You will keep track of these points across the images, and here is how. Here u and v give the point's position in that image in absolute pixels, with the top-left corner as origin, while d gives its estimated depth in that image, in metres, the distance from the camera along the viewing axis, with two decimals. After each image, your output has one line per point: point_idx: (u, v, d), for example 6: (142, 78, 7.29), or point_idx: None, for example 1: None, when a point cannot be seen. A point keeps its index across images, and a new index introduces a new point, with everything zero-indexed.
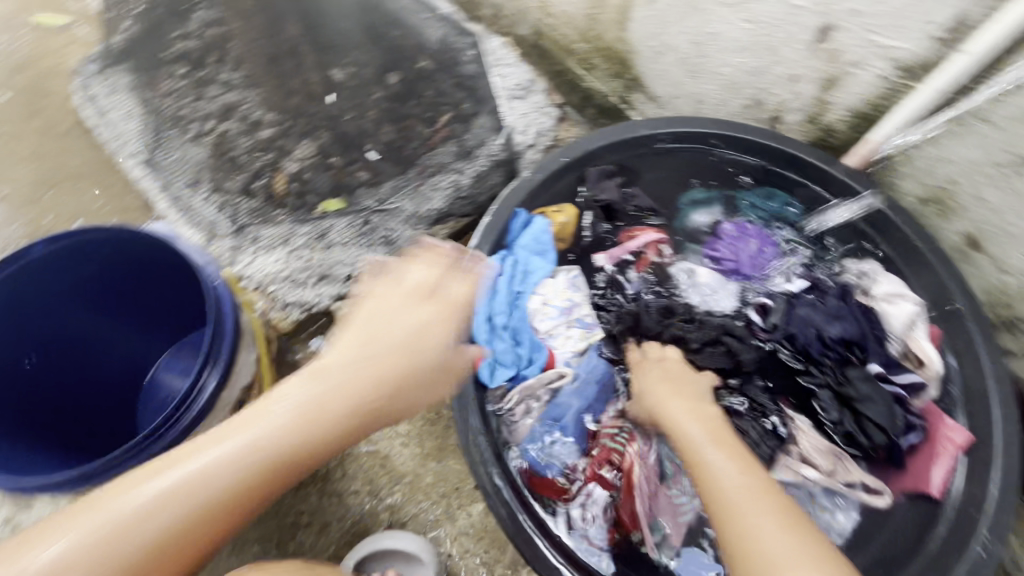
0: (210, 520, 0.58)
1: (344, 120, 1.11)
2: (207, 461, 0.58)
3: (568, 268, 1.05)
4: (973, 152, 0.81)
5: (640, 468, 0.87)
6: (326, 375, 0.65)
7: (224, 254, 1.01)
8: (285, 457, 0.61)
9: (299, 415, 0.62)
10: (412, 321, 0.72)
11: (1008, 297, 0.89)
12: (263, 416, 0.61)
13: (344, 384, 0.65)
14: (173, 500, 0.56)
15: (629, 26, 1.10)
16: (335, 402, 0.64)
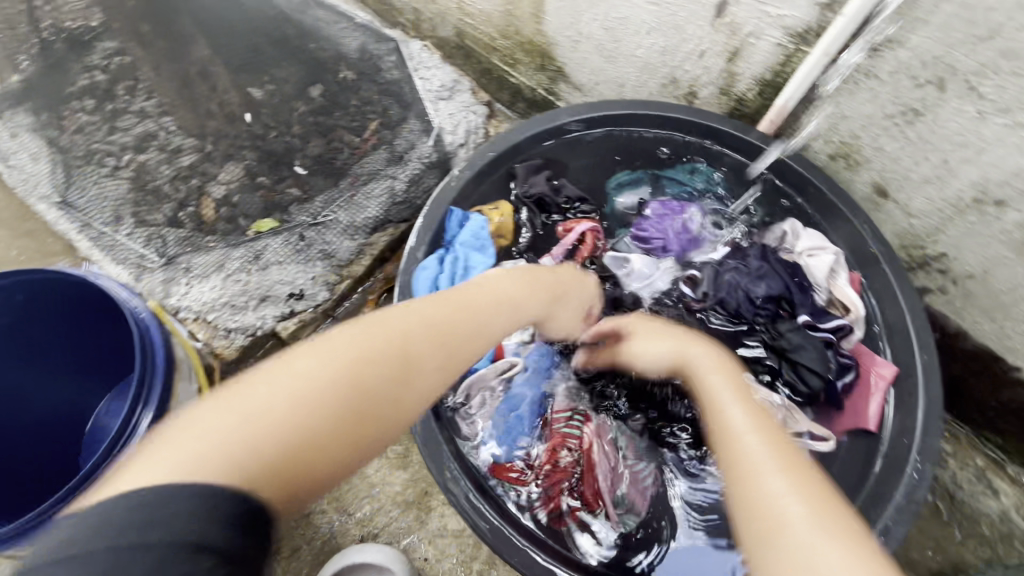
0: (318, 428, 0.45)
1: (270, 138, 1.08)
2: (299, 366, 0.47)
3: (511, 262, 1.05)
4: (868, 107, 0.86)
5: (598, 446, 0.90)
6: (414, 313, 0.57)
7: (156, 288, 0.98)
8: (387, 378, 0.51)
9: (388, 338, 0.52)
10: (516, 290, 0.67)
11: (919, 240, 0.97)
12: (350, 333, 0.51)
13: (432, 320, 0.57)
14: (281, 403, 0.45)
15: (545, 19, 1.13)
16: (423, 334, 0.55)
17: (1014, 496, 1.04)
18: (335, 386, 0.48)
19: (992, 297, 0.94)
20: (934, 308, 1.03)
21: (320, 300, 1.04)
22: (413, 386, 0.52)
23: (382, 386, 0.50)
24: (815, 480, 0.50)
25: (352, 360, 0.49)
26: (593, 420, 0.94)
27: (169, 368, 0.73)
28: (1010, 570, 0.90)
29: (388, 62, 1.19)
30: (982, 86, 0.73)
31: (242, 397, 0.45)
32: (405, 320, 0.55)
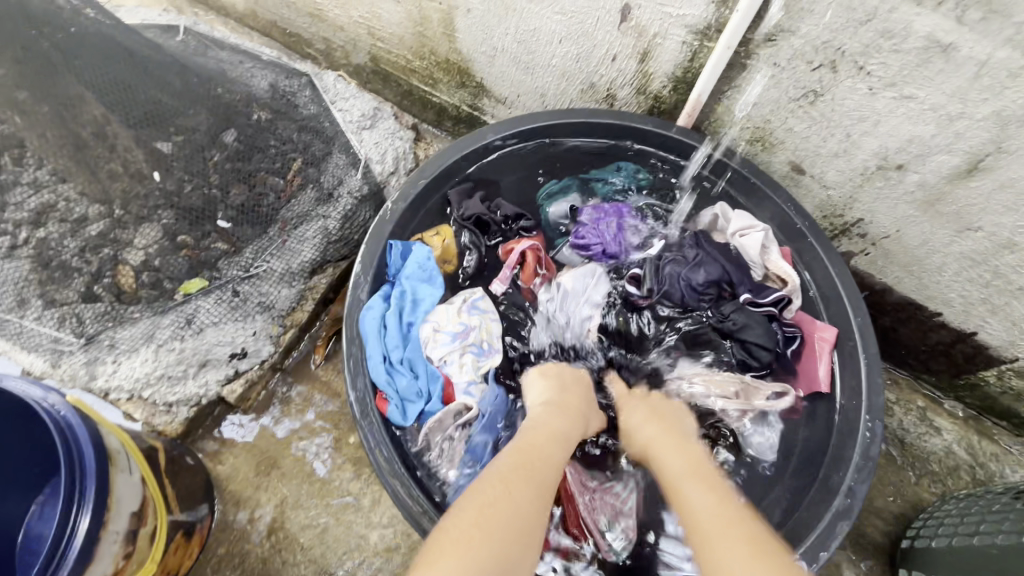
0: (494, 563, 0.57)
1: (186, 193, 0.98)
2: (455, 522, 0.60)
3: (467, 292, 1.03)
4: (773, 93, 0.90)
5: (571, 472, 0.94)
6: (521, 455, 0.71)
7: (79, 372, 0.92)
8: (522, 511, 0.63)
9: (504, 478, 0.66)
10: (556, 422, 0.80)
11: (838, 208, 1.03)
12: (479, 486, 0.65)
13: (525, 459, 0.70)
14: (464, 550, 0.57)
15: (457, 37, 1.13)
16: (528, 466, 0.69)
17: (954, 431, 1.12)
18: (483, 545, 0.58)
19: (908, 253, 1.01)
20: (859, 269, 1.11)
21: (265, 356, 1.02)
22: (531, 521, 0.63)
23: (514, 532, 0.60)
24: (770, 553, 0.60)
25: (481, 521, 0.60)
26: None
27: (102, 462, 0.66)
28: (957, 499, 0.97)
29: (303, 97, 1.14)
30: (869, 65, 0.79)
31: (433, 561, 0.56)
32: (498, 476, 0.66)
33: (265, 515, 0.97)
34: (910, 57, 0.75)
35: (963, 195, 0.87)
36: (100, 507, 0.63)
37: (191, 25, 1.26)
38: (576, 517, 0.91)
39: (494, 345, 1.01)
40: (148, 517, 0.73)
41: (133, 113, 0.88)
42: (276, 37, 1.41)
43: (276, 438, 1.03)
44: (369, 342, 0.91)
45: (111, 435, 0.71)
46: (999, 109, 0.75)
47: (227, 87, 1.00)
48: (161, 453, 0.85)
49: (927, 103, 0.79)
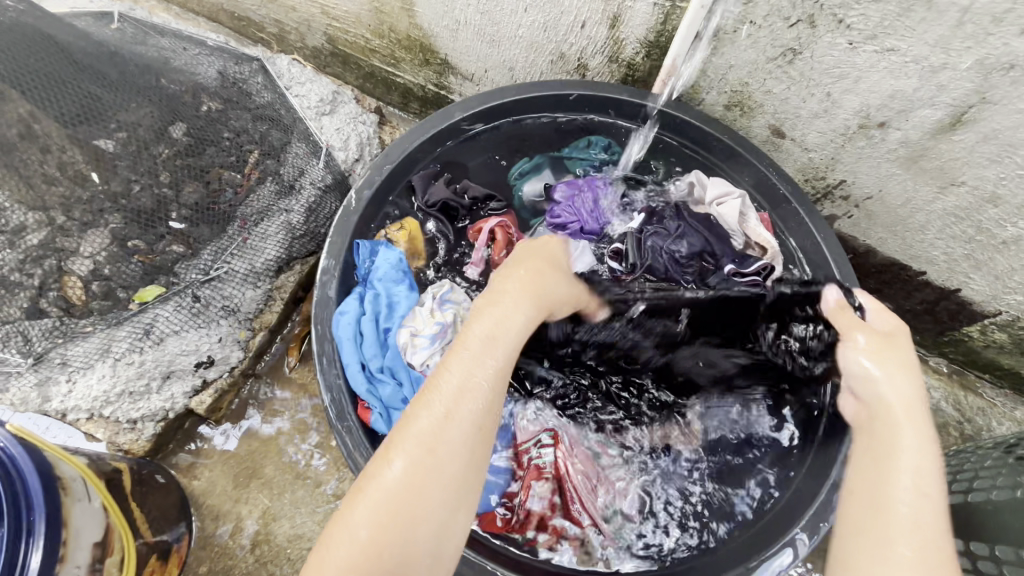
0: (404, 522, 0.52)
1: (134, 194, 0.89)
2: (380, 481, 0.53)
3: (434, 288, 0.98)
4: (749, 54, 0.86)
5: (570, 465, 0.88)
6: (471, 383, 0.57)
7: (30, 394, 0.86)
8: (443, 457, 0.54)
9: (445, 418, 0.55)
10: (504, 320, 0.63)
11: (821, 170, 1.00)
12: (409, 430, 0.55)
13: (464, 389, 0.57)
14: (376, 519, 0.51)
15: (416, 12, 1.06)
16: (466, 401, 0.56)
17: (940, 388, 1.13)
18: (370, 527, 0.51)
19: (891, 213, 0.99)
20: (843, 232, 1.09)
21: (234, 362, 0.98)
22: (446, 495, 0.54)
23: (405, 509, 0.52)
24: (931, 519, 0.56)
25: (405, 489, 0.52)
26: (563, 443, 0.91)
27: (52, 495, 0.60)
28: (948, 454, 0.97)
29: (255, 84, 1.07)
30: (849, 18, 0.75)
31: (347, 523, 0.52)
32: (404, 433, 0.55)
33: (247, 527, 0.93)
34: (891, 7, 0.71)
35: (946, 149, 0.84)
36: (52, 543, 0.57)
37: (125, 11, 1.16)
38: (584, 509, 0.86)
39: None
40: (113, 546, 0.68)
41: (67, 106, 0.81)
42: (223, 22, 1.32)
43: (255, 446, 0.98)
44: (344, 349, 0.86)
45: (66, 466, 0.66)
46: (982, 57, 0.72)
47: (172, 75, 0.94)
48: (125, 475, 0.80)
49: (910, 55, 0.76)
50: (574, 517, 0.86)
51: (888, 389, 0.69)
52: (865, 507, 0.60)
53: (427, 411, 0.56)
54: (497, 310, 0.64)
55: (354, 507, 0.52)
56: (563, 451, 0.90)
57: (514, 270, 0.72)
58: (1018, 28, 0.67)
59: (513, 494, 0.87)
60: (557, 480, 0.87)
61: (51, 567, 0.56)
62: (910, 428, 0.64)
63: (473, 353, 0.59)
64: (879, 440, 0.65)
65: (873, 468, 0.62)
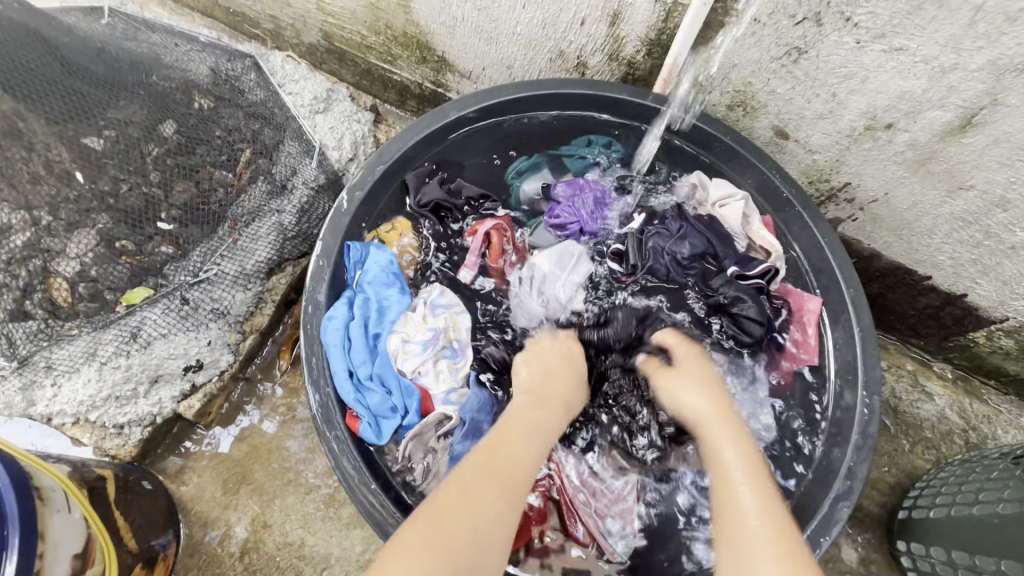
0: (464, 545, 0.54)
1: (123, 194, 0.87)
2: (447, 501, 0.58)
3: (427, 292, 0.97)
4: (753, 53, 0.83)
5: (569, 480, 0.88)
6: (519, 443, 0.67)
7: (14, 397, 0.84)
8: (503, 494, 0.60)
9: (503, 462, 0.63)
10: (545, 413, 0.75)
11: (825, 173, 0.98)
12: (472, 465, 0.62)
13: (516, 448, 0.66)
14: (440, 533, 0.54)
15: (413, 8, 1.04)
16: (520, 457, 0.65)
17: (946, 395, 1.10)
18: (434, 543, 0.54)
19: (897, 217, 0.97)
20: (847, 236, 1.07)
21: (224, 366, 0.95)
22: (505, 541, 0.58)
23: (477, 543, 0.55)
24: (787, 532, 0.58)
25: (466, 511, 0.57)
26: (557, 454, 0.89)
27: (27, 505, 0.58)
28: (953, 464, 0.95)
29: (248, 81, 1.04)
30: (856, 16, 0.72)
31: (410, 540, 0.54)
32: (471, 469, 0.62)
33: (236, 534, 0.91)
34: (901, 5, 0.69)
35: (955, 152, 0.82)
36: (27, 557, 0.55)
37: (116, 6, 1.14)
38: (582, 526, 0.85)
39: (465, 340, 0.95)
40: (95, 557, 0.66)
41: (54, 104, 0.79)
42: (218, 17, 1.30)
43: (245, 451, 0.96)
44: (332, 356, 0.84)
45: (45, 475, 0.64)
46: (994, 57, 0.69)
47: (162, 72, 0.92)
48: (110, 482, 0.78)
49: (919, 55, 0.74)
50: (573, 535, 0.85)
51: (704, 412, 0.75)
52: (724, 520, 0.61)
53: (501, 464, 0.63)
54: (536, 403, 0.76)
55: (419, 526, 0.55)
56: (561, 464, 0.89)
57: (553, 376, 0.83)
58: None
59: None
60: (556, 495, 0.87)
61: None
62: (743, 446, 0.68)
63: (524, 427, 0.70)
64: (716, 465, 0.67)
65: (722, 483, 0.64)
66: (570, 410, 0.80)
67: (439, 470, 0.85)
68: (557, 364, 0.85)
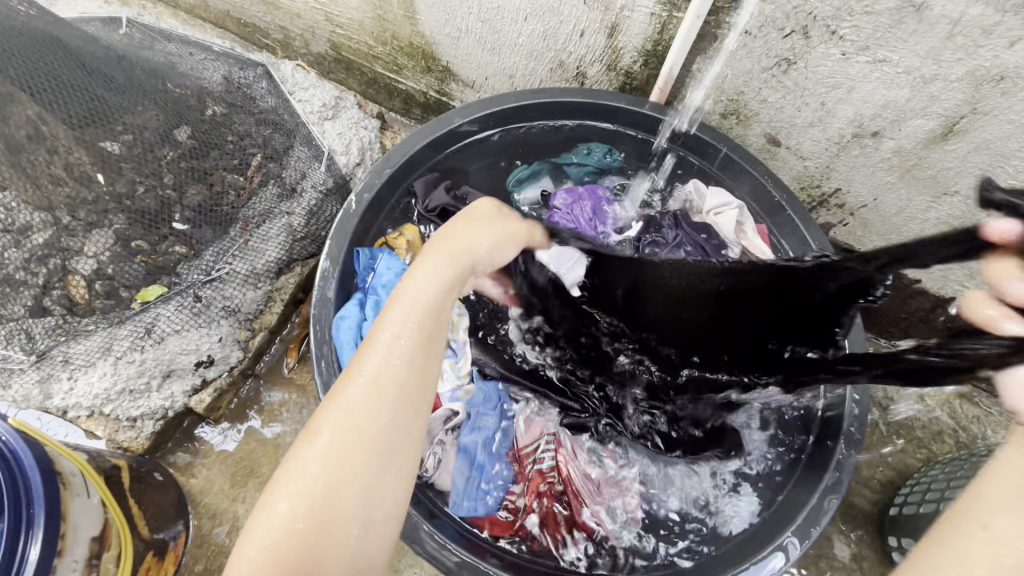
0: (323, 501, 0.49)
1: (139, 195, 0.90)
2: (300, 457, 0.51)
3: None
4: (745, 63, 0.87)
5: (575, 471, 0.89)
6: (374, 359, 0.54)
7: (32, 391, 0.87)
8: (356, 432, 0.51)
9: (357, 393, 0.53)
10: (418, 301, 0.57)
11: (816, 179, 1.01)
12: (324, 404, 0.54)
13: (376, 368, 0.54)
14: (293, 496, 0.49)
15: (419, 20, 1.08)
16: (384, 376, 0.54)
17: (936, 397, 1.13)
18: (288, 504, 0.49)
19: (885, 221, 1.00)
20: (838, 240, 1.10)
21: (234, 362, 0.98)
22: (370, 459, 0.51)
23: (334, 490, 0.49)
24: None
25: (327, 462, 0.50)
26: (565, 445, 0.91)
27: (51, 488, 0.61)
28: (942, 462, 0.97)
29: (260, 88, 1.08)
30: (842, 29, 0.76)
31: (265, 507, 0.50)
32: (324, 408, 0.53)
33: (244, 526, 0.94)
34: (883, 18, 0.73)
35: (938, 160, 0.86)
36: (51, 536, 0.58)
37: (133, 17, 1.18)
38: (588, 512, 0.87)
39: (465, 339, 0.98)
40: (111, 542, 0.69)
41: (75, 109, 0.82)
42: (230, 28, 1.35)
43: (253, 446, 0.99)
44: (344, 353, 0.87)
45: (67, 461, 0.67)
46: (973, 68, 0.73)
47: (177, 79, 0.96)
48: (124, 471, 0.81)
49: (901, 66, 0.77)
50: (580, 523, 0.86)
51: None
52: (955, 519, 0.47)
53: (360, 379, 0.53)
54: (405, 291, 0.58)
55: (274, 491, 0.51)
56: (569, 455, 0.90)
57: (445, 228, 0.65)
58: (1007, 40, 0.68)
59: (519, 506, 0.87)
60: (563, 484, 0.88)
61: (49, 559, 0.57)
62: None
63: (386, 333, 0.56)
64: None
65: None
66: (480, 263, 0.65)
67: (449, 461, 0.87)
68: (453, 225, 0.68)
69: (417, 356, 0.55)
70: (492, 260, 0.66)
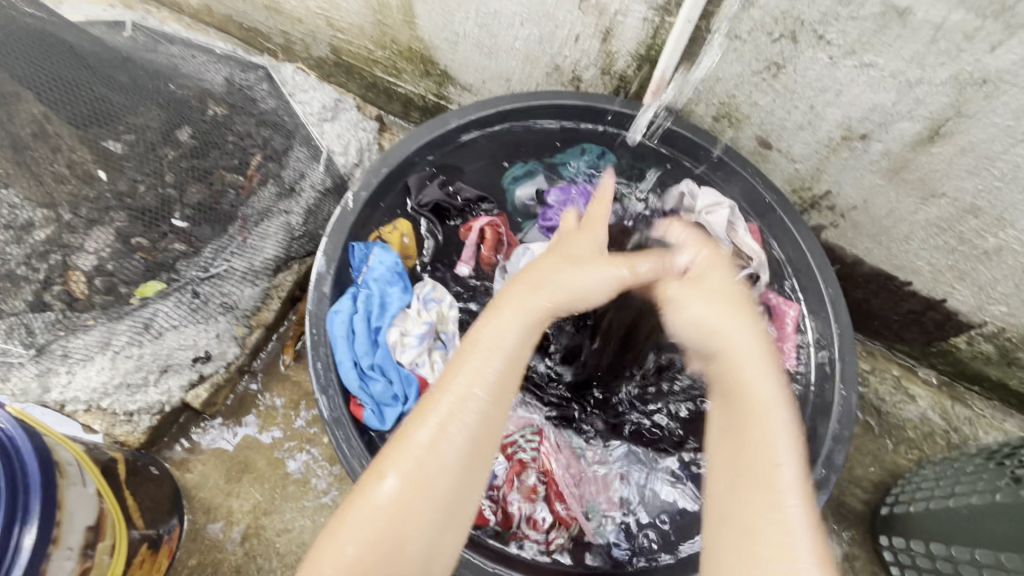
0: (391, 538, 0.50)
1: (139, 193, 0.92)
2: (369, 492, 0.52)
3: (419, 287, 1.01)
4: (735, 67, 0.89)
5: (557, 464, 0.89)
6: (453, 403, 0.55)
7: (30, 384, 0.89)
8: (427, 474, 0.53)
9: (434, 432, 0.54)
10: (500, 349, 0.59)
11: (807, 181, 1.03)
12: (396, 442, 0.55)
13: (453, 411, 0.55)
14: (361, 533, 0.50)
15: (418, 25, 1.10)
16: (460, 420, 0.55)
17: (928, 398, 1.14)
18: (357, 538, 0.50)
19: (876, 223, 1.01)
20: (829, 242, 1.11)
21: (231, 358, 1.00)
22: (437, 511, 0.53)
23: (401, 529, 0.51)
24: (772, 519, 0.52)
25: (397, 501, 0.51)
26: (548, 438, 0.92)
27: (49, 475, 0.62)
28: (932, 461, 0.98)
29: (260, 90, 1.10)
30: (829, 34, 0.78)
31: (332, 537, 0.51)
32: (397, 447, 0.54)
33: (238, 521, 0.94)
34: (868, 23, 0.75)
35: (925, 161, 0.87)
36: (47, 522, 0.59)
37: (139, 21, 1.21)
38: (568, 506, 0.86)
39: (454, 333, 1.00)
40: (106, 532, 0.70)
41: (79, 109, 0.84)
42: (232, 32, 1.37)
43: (249, 442, 1.00)
44: (338, 346, 0.88)
45: (63, 449, 0.68)
46: (957, 72, 0.75)
47: (179, 80, 0.97)
48: (120, 463, 0.82)
49: (887, 70, 0.79)
50: (561, 517, 0.85)
51: (727, 326, 0.68)
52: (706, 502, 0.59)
53: (430, 423, 0.54)
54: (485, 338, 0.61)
55: (343, 522, 0.51)
56: (551, 447, 0.91)
57: (524, 277, 0.69)
58: (989, 44, 0.70)
59: (501, 498, 0.86)
60: (545, 477, 0.88)
61: (44, 546, 0.58)
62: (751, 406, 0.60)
63: (462, 376, 0.57)
64: (740, 417, 0.60)
65: (728, 458, 0.58)
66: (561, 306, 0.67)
67: None
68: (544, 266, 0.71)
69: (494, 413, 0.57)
70: (569, 304, 0.68)
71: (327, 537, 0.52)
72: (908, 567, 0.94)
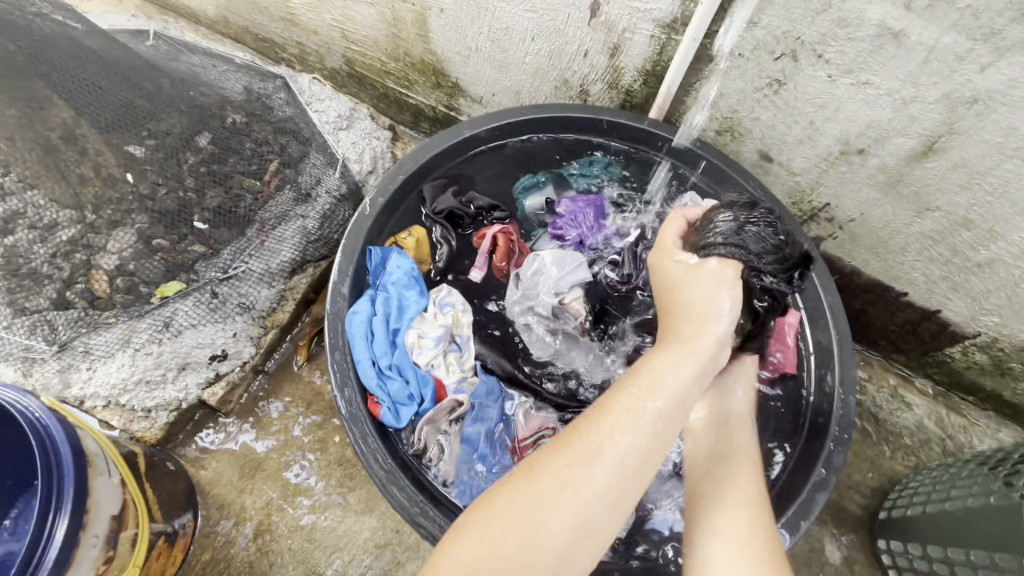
0: (531, 535, 0.51)
1: (159, 197, 0.95)
2: (520, 486, 0.54)
3: (435, 291, 1.04)
4: (738, 83, 0.93)
5: None
6: (619, 417, 0.56)
7: (52, 380, 0.91)
8: (578, 481, 0.53)
9: (597, 441, 0.55)
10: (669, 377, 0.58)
11: (806, 194, 1.07)
12: (558, 442, 0.57)
13: (617, 426, 0.55)
14: (506, 522, 0.52)
15: (431, 38, 1.14)
16: (620, 438, 0.55)
17: (924, 406, 1.17)
18: (502, 524, 0.52)
19: (873, 235, 1.05)
20: (829, 253, 1.14)
21: (246, 357, 1.02)
22: (581, 522, 0.52)
23: (541, 529, 0.51)
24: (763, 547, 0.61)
25: (546, 500, 0.52)
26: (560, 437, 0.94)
27: (81, 466, 0.64)
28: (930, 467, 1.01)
29: (278, 99, 1.13)
30: (827, 53, 0.82)
31: (478, 517, 0.54)
32: (558, 449, 0.56)
33: (250, 518, 0.96)
34: (865, 45, 0.78)
35: (919, 176, 0.91)
36: (78, 511, 0.61)
37: (162, 31, 1.25)
38: None
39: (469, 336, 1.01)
40: (129, 522, 0.72)
41: (103, 116, 0.87)
42: (248, 42, 1.42)
43: (262, 439, 1.02)
44: (356, 346, 0.91)
45: (91, 440, 0.70)
46: (948, 91, 0.78)
47: (201, 87, 1.01)
48: (140, 457, 0.84)
49: (883, 88, 0.83)
50: None
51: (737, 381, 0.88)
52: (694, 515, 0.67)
53: (592, 430, 0.56)
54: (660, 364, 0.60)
55: (492, 506, 0.54)
56: None
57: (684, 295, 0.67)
58: (977, 66, 0.74)
59: None
60: None
61: (75, 534, 0.61)
62: (750, 460, 0.73)
63: (630, 395, 0.57)
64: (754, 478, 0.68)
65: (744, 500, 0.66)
66: (701, 336, 0.62)
67: (452, 449, 0.91)
68: (673, 305, 0.67)
69: (648, 436, 0.55)
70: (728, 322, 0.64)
71: (472, 519, 0.55)
72: (907, 569, 0.96)
